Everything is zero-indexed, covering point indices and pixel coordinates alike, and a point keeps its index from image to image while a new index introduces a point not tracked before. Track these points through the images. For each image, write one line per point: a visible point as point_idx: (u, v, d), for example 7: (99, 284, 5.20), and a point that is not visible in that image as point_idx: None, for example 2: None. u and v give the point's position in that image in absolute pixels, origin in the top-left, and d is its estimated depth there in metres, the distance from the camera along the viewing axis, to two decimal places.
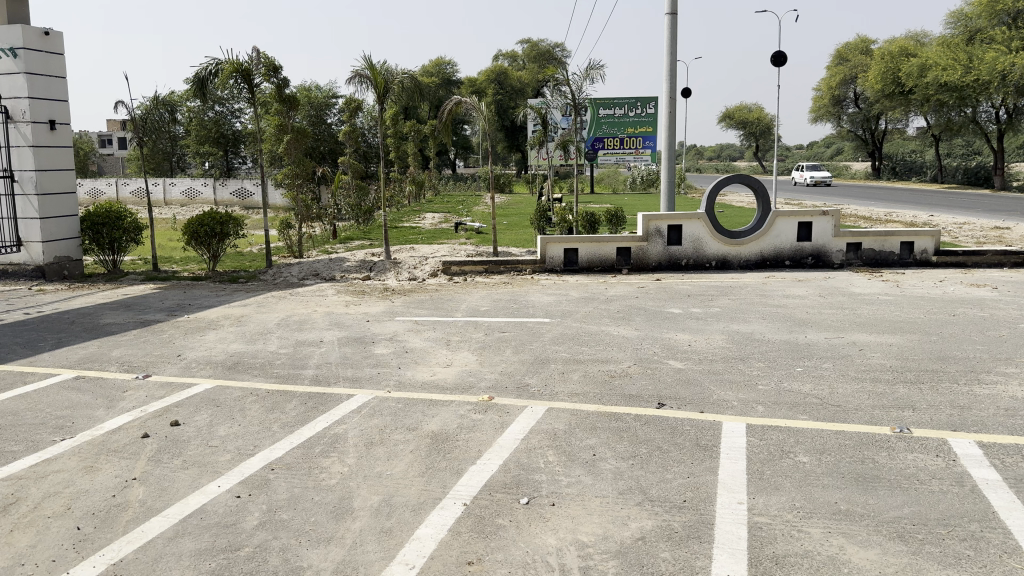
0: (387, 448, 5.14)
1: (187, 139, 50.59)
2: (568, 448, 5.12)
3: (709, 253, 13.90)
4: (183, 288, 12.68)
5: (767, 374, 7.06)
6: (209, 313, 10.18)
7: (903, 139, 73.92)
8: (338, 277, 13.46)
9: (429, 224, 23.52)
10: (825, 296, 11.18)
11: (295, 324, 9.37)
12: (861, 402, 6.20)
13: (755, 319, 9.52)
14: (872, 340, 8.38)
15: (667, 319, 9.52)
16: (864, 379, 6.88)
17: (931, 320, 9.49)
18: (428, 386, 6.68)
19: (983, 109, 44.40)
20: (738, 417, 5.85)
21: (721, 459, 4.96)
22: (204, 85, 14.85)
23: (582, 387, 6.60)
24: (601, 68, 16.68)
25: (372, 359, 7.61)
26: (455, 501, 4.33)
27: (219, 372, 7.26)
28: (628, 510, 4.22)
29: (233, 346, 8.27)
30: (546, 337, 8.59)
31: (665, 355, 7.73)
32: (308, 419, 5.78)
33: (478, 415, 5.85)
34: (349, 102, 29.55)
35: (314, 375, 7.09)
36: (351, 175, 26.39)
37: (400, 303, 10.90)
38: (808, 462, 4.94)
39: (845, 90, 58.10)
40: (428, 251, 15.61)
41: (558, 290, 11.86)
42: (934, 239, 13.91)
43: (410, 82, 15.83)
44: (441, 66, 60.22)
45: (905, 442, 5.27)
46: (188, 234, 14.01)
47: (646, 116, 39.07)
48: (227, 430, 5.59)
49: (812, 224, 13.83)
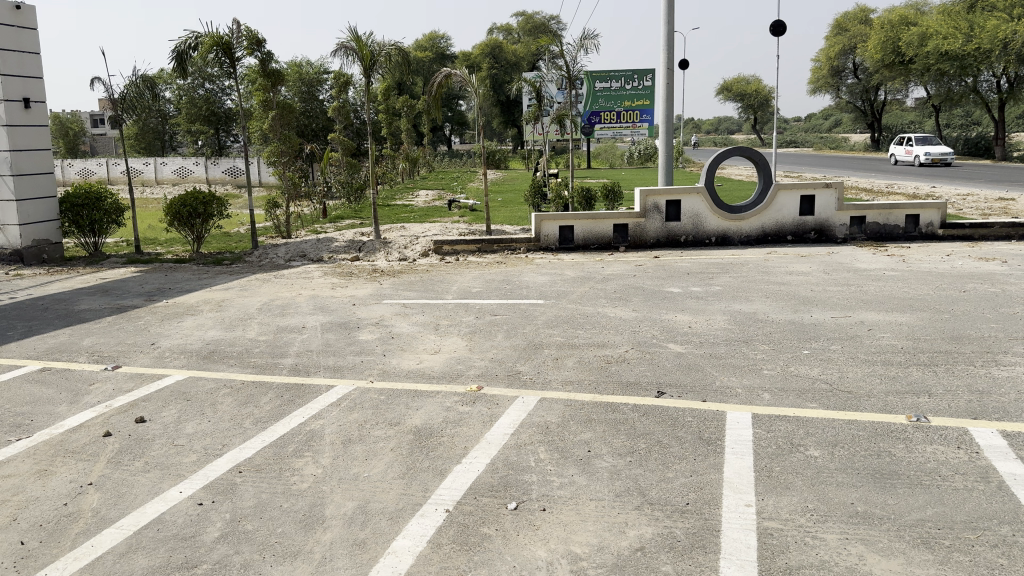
0: (365, 446, 4.77)
1: (177, 117, 49.85)
2: (560, 444, 4.75)
3: (709, 229, 13.49)
4: (166, 271, 12.28)
5: (773, 358, 6.69)
6: (189, 297, 9.78)
7: (901, 111, 73.23)
8: (326, 258, 13.05)
9: (422, 202, 23.15)
10: (829, 273, 10.78)
11: (278, 309, 8.97)
12: (873, 387, 5.83)
13: (758, 298, 9.14)
14: (881, 319, 8.00)
15: (666, 299, 9.14)
16: (874, 362, 6.50)
17: (941, 296, 9.10)
18: (413, 375, 6.29)
19: (984, 79, 43.77)
20: (743, 406, 5.47)
21: (727, 455, 4.59)
22: (184, 60, 14.36)
23: (577, 374, 6.23)
24: (596, 38, 16.16)
25: (356, 347, 7.22)
26: (437, 507, 3.96)
27: (193, 362, 6.87)
28: (625, 516, 3.85)
29: (211, 333, 7.88)
30: (540, 320, 8.20)
31: (665, 338, 7.34)
32: (283, 415, 5.43)
33: (466, 407, 5.47)
34: (339, 77, 28.89)
35: (293, 364, 6.71)
36: (343, 153, 25.85)
37: (389, 285, 10.50)
38: (820, 457, 4.57)
39: (844, 61, 57.39)
40: (420, 229, 15.20)
41: (553, 269, 11.47)
42: (940, 212, 13.48)
43: (397, 54, 15.28)
44: (435, 40, 59.31)
45: (922, 433, 4.90)
46: (170, 214, 13.56)
47: (643, 89, 38.45)
48: (196, 428, 5.24)
49: (815, 197, 13.42)
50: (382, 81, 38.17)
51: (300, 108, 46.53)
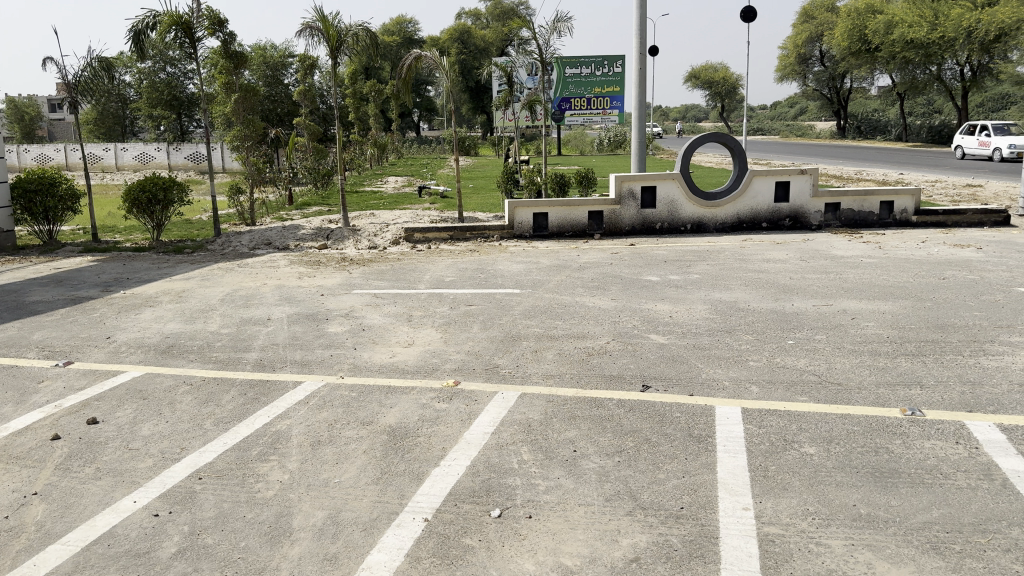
0: (336, 449, 4.46)
1: (138, 102, 48.60)
2: (543, 444, 4.48)
3: (684, 216, 13.30)
4: (125, 260, 11.78)
5: (758, 348, 6.47)
6: (149, 288, 9.36)
7: (866, 99, 73.93)
8: (292, 246, 12.64)
9: (391, 188, 22.78)
10: (807, 260, 10.62)
11: (241, 299, 8.59)
12: (863, 379, 5.65)
13: (737, 286, 8.94)
14: (864, 307, 7.84)
15: (645, 288, 8.91)
16: (861, 352, 6.32)
17: (921, 284, 8.97)
18: (386, 370, 5.99)
19: (948, 67, 44.16)
20: (731, 400, 5.24)
21: (720, 453, 4.36)
22: (141, 40, 13.78)
23: (558, 368, 5.97)
24: (569, 21, 15.84)
25: (325, 340, 6.88)
26: (414, 516, 3.68)
27: (151, 357, 6.51)
28: (617, 522, 3.61)
29: (170, 326, 7.49)
30: (516, 310, 7.92)
31: (647, 329, 7.11)
32: (246, 415, 5.11)
33: (442, 404, 5.19)
34: (304, 60, 28.17)
35: (258, 359, 6.37)
36: (309, 138, 25.27)
37: (359, 274, 10.15)
38: (816, 455, 4.35)
39: (811, 49, 57.70)
40: (390, 216, 14.83)
41: (528, 257, 11.19)
42: (914, 198, 13.42)
43: (364, 36, 14.84)
44: (403, 24, 58.58)
45: (918, 427, 4.71)
46: (128, 200, 13.05)
47: (613, 75, 38.16)
48: (153, 430, 4.91)
49: (789, 183, 13.27)
50: (349, 64, 37.44)
51: (265, 92, 45.55)
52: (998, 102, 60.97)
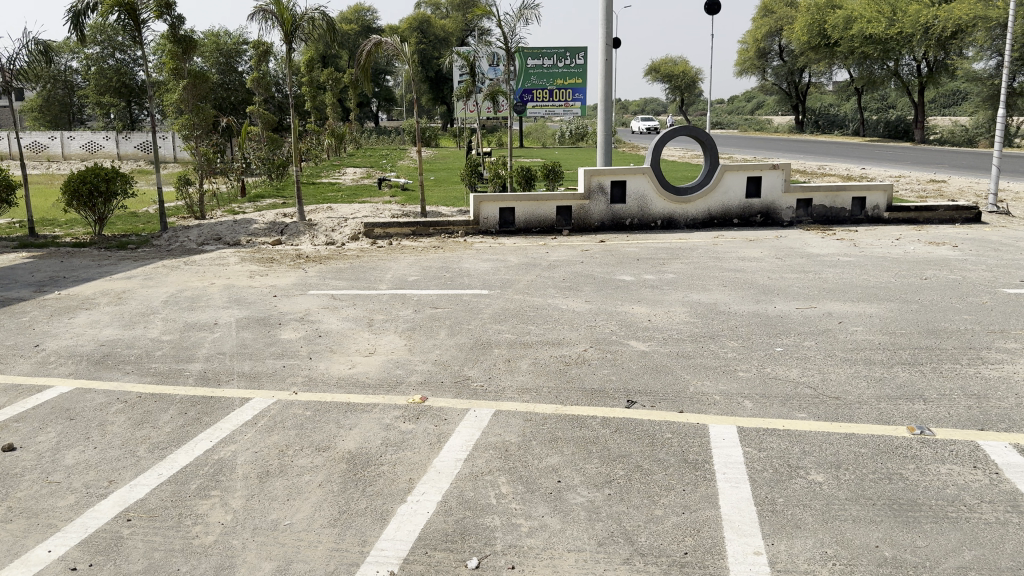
0: (288, 482, 3.93)
1: (86, 89, 46.88)
2: (524, 473, 3.98)
3: (655, 212, 12.90)
4: (63, 256, 11.04)
5: (747, 356, 6.02)
6: (85, 288, 8.65)
7: (823, 94, 74.74)
8: (244, 241, 11.96)
9: (349, 180, 22.11)
10: (783, 258, 10.28)
11: (186, 301, 7.95)
12: (862, 392, 5.25)
13: (715, 286, 8.54)
14: (850, 310, 7.48)
15: (620, 289, 8.47)
16: (855, 361, 5.94)
17: (904, 285, 8.65)
18: (344, 384, 5.44)
19: (906, 63, 44.53)
20: (724, 416, 4.79)
21: (719, 482, 3.90)
22: (81, 21, 12.91)
23: (533, 380, 5.49)
24: (536, 9, 15.34)
25: (277, 349, 6.29)
26: (379, 570, 3.16)
27: (82, 368, 5.87)
28: (612, 573, 3.13)
29: (106, 332, 6.84)
30: (485, 314, 7.41)
31: (626, 335, 6.65)
32: (186, 439, 4.53)
33: (408, 425, 4.66)
34: (257, 47, 27.10)
35: (202, 371, 5.78)
36: (263, 128, 24.41)
37: (315, 272, 9.55)
38: (826, 484, 3.93)
39: (770, 43, 58.00)
40: (348, 210, 14.17)
41: (495, 255, 10.70)
42: (886, 194, 13.20)
43: (321, 23, 14.13)
44: (361, 12, 57.57)
45: (930, 449, 4.33)
46: (67, 192, 12.22)
47: (575, 66, 37.81)
48: (77, 457, 4.31)
49: (761, 178, 12.94)
50: (306, 51, 36.41)
51: (218, 80, 44.34)
52: (950, 99, 62.18)
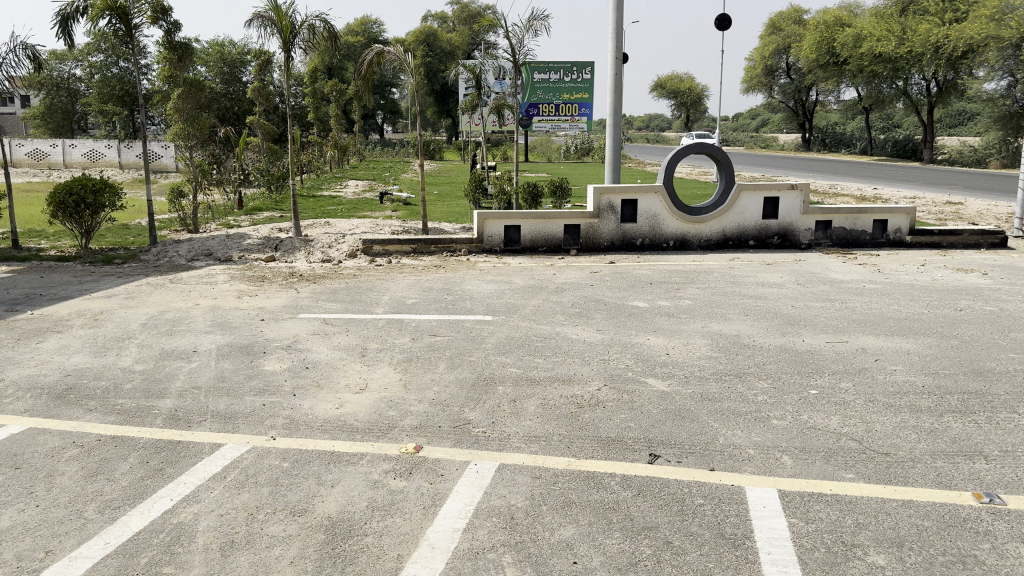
0: (254, 558, 3.33)
1: (88, 97, 46.52)
2: (533, 550, 3.38)
3: (667, 232, 12.33)
4: (44, 271, 10.48)
5: (779, 401, 5.39)
6: (61, 308, 8.08)
7: (828, 113, 74.25)
8: (236, 257, 11.41)
9: (351, 193, 21.62)
10: (805, 284, 9.67)
11: (166, 325, 7.37)
12: (913, 447, 4.65)
13: (736, 315, 7.94)
14: (886, 345, 6.87)
15: (633, 317, 7.87)
16: (900, 408, 5.32)
17: (938, 317, 8.04)
18: (330, 428, 4.84)
19: (915, 82, 44.01)
20: (761, 476, 4.18)
21: (765, 567, 3.29)
22: (70, 26, 12.40)
23: (542, 427, 4.88)
24: (545, 20, 14.85)
25: (258, 383, 5.70)
26: None
27: (41, 403, 5.29)
28: None
29: (75, 360, 6.26)
30: (489, 344, 6.82)
31: (642, 372, 6.05)
32: (144, 495, 3.95)
33: (399, 482, 4.06)
34: (260, 55, 26.71)
35: (173, 409, 5.19)
36: (263, 138, 23.92)
37: (308, 293, 8.98)
38: (890, 569, 3.32)
39: (777, 61, 57.79)
40: (347, 226, 13.61)
41: (498, 276, 10.12)
42: (908, 217, 12.60)
43: (323, 31, 13.63)
44: (367, 25, 57.51)
45: (1004, 524, 3.72)
46: (53, 203, 11.65)
47: (582, 81, 37.45)
48: (13, 519, 3.70)
49: (778, 199, 12.35)
50: (310, 62, 36.02)
51: (221, 90, 44.08)
52: (957, 120, 61.84)
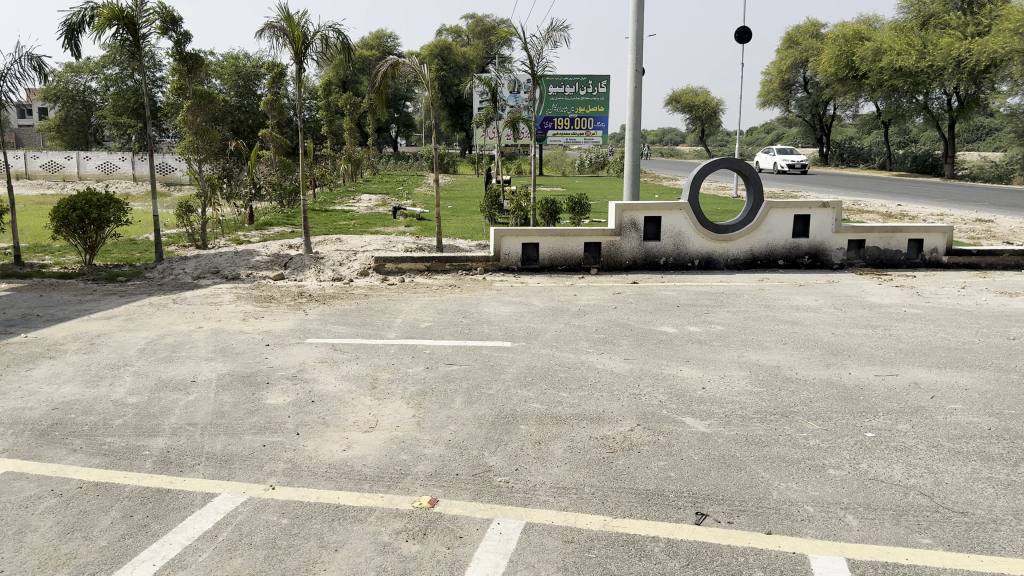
0: None
1: (104, 109, 46.44)
2: None
3: (692, 251, 11.81)
4: (44, 289, 10.08)
5: (833, 446, 4.86)
6: (57, 330, 7.66)
7: (845, 128, 73.51)
8: (244, 275, 10.99)
9: (364, 207, 21.23)
10: (842, 309, 9.12)
11: (165, 351, 6.91)
12: (993, 505, 4.11)
13: (774, 343, 7.40)
14: (941, 379, 6.33)
15: (663, 345, 7.36)
16: (968, 455, 4.78)
17: (992, 346, 7.47)
18: (336, 475, 4.35)
19: (936, 97, 43.28)
20: (825, 541, 3.65)
21: None
22: (77, 37, 12.08)
23: (571, 476, 4.37)
24: (564, 31, 14.44)
25: (260, 419, 5.23)
26: None
27: (23, 441, 4.84)
28: None
29: (64, 391, 5.80)
30: (509, 375, 6.32)
31: (679, 410, 5.53)
32: (123, 559, 3.46)
33: (413, 544, 3.57)
34: (273, 67, 26.42)
35: (165, 449, 4.71)
36: (276, 152, 23.55)
37: (317, 315, 8.52)
38: None
39: (794, 75, 57.25)
40: (360, 242, 13.17)
41: (517, 297, 9.65)
42: (945, 236, 12.02)
43: (336, 43, 13.24)
44: (382, 38, 57.54)
45: None
46: (56, 219, 11.29)
47: (597, 95, 37.02)
48: None
49: (809, 217, 11.82)
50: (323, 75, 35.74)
51: (235, 102, 43.91)
52: (975, 135, 61.01)
